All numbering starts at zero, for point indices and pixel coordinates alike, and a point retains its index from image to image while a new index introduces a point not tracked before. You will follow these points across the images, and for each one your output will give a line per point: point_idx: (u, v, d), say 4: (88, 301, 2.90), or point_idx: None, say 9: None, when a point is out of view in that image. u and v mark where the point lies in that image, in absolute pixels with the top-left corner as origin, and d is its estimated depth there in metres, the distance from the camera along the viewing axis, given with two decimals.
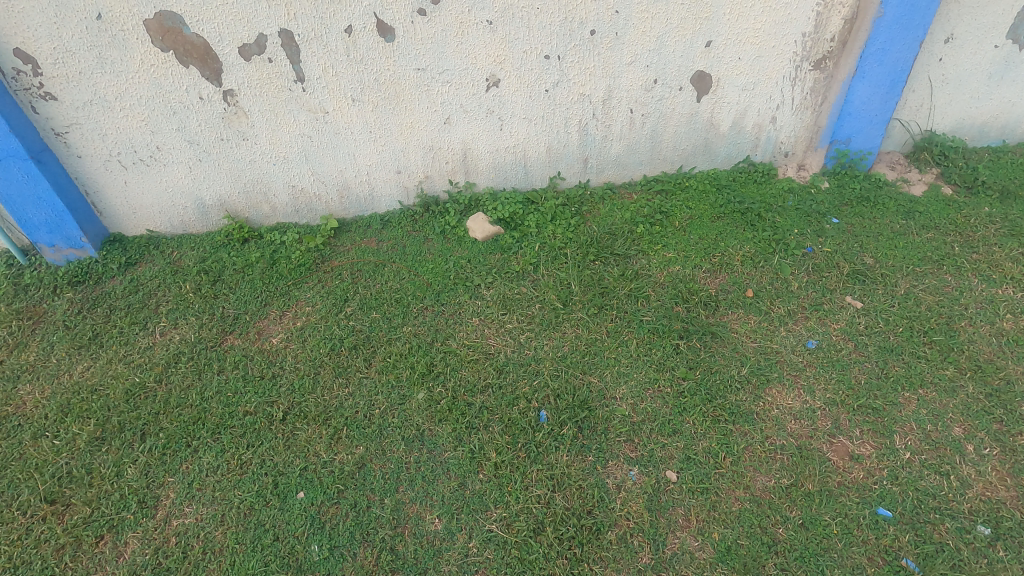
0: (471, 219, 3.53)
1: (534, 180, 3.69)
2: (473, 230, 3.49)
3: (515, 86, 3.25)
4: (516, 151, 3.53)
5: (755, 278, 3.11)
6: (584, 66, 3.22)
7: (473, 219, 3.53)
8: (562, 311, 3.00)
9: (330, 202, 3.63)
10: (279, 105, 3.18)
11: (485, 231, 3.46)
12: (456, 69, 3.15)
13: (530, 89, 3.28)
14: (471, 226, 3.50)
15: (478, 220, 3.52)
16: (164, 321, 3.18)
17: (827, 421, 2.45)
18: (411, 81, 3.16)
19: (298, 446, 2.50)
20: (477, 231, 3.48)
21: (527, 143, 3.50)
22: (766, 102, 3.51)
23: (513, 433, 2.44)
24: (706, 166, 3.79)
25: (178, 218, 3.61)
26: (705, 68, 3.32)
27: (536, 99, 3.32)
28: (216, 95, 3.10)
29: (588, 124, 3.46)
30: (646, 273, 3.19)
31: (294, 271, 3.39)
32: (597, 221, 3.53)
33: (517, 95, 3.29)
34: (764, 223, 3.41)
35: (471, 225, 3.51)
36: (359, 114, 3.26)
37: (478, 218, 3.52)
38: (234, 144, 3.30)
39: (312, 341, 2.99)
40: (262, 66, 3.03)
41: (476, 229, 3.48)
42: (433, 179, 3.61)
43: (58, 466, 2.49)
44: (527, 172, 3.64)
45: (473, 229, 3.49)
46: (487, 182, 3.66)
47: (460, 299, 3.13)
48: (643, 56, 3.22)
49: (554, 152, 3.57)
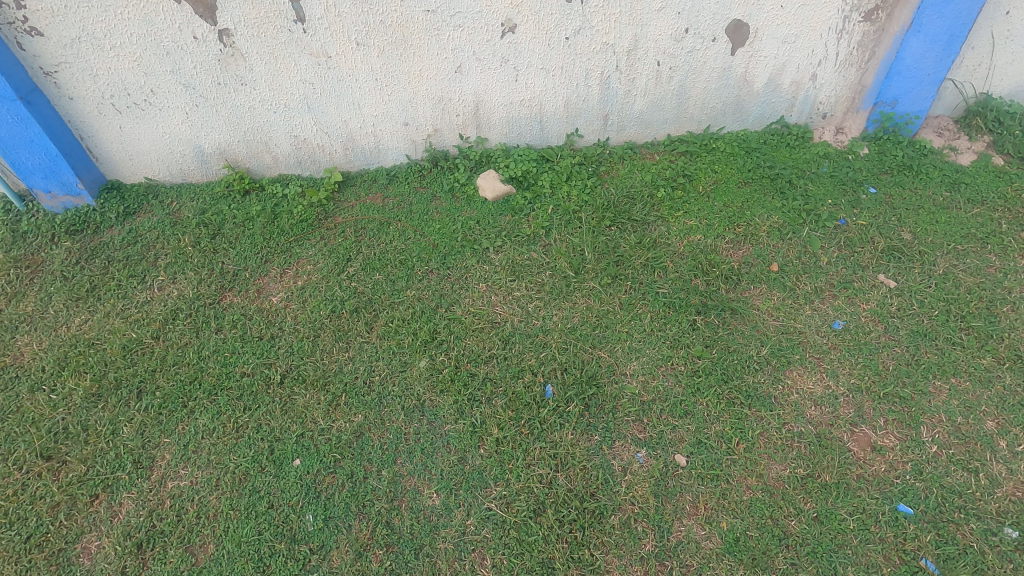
0: (482, 177, 3.34)
1: (551, 137, 3.46)
2: (483, 189, 3.31)
3: (533, 32, 2.98)
4: (532, 105, 3.29)
5: (782, 251, 2.92)
6: (609, 11, 2.93)
7: (484, 177, 3.34)
8: (574, 279, 2.86)
9: (334, 154, 3.45)
10: (279, 48, 2.95)
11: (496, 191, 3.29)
12: (470, 12, 2.88)
13: (550, 36, 3.00)
14: (482, 185, 3.32)
15: (489, 178, 3.32)
16: (163, 275, 3.08)
17: (850, 408, 2.32)
18: (420, 24, 2.91)
19: (296, 412, 2.43)
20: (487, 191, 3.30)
21: (543, 97, 3.25)
22: (808, 57, 3.20)
23: (516, 407, 2.34)
24: (736, 126, 3.52)
25: (176, 167, 3.45)
26: (743, 17, 3.01)
27: (555, 48, 3.05)
28: (211, 35, 2.88)
29: (611, 76, 3.19)
30: (664, 242, 3.01)
31: (296, 226, 3.26)
32: (615, 183, 3.32)
33: (534, 43, 3.03)
34: (795, 191, 3.17)
35: (481, 184, 3.32)
36: (364, 60, 3.03)
37: (489, 176, 3.33)
38: (232, 90, 3.10)
39: (312, 302, 2.89)
40: (259, 4, 2.79)
41: (487, 189, 3.30)
42: (442, 134, 3.40)
43: (55, 422, 2.46)
44: (543, 128, 3.40)
45: (483, 188, 3.31)
46: (500, 137, 3.44)
47: (467, 263, 2.98)
48: (675, 2, 2.92)
49: (573, 107, 3.32)
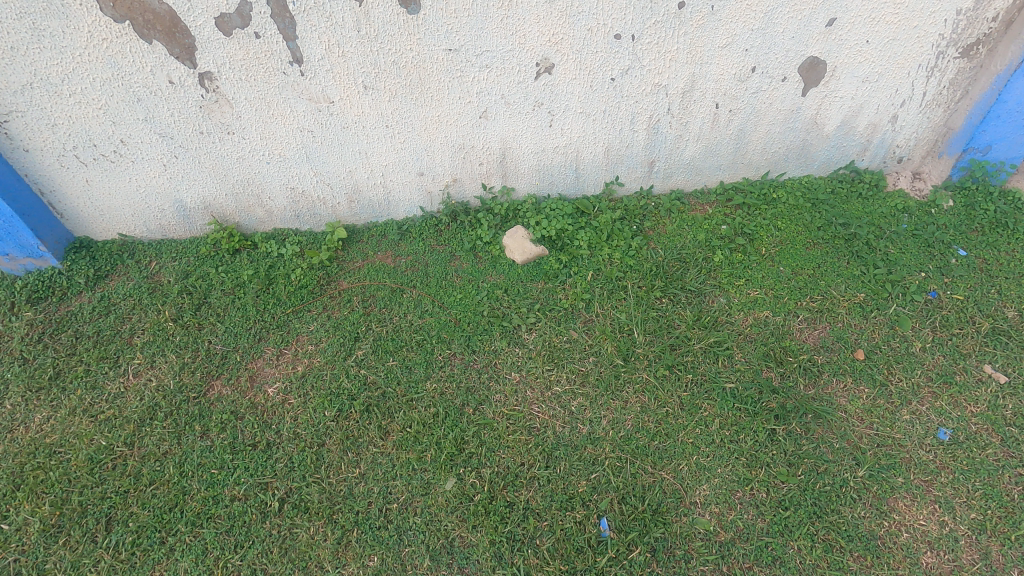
0: (508, 236, 2.90)
1: (586, 187, 3.01)
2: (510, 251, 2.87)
3: (573, 73, 2.52)
4: (567, 152, 2.83)
5: (866, 334, 2.49)
6: (665, 49, 2.47)
7: (512, 235, 2.90)
8: (623, 369, 2.43)
9: (337, 207, 2.99)
10: (271, 92, 2.49)
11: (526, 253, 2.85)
12: (499, 51, 2.42)
13: (592, 77, 2.54)
14: (509, 245, 2.88)
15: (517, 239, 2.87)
16: (139, 357, 2.64)
17: (974, 554, 1.91)
18: (441, 64, 2.44)
19: (298, 553, 2.01)
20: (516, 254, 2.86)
21: (581, 143, 2.80)
22: (890, 97, 2.74)
23: (567, 553, 1.95)
24: (798, 172, 3.07)
25: (154, 222, 2.99)
26: (820, 54, 2.55)
27: (598, 90, 2.59)
28: (190, 79, 2.42)
29: (661, 120, 2.73)
30: (726, 320, 2.58)
31: (295, 295, 2.82)
32: (663, 243, 2.87)
33: (574, 85, 2.56)
34: (876, 255, 2.73)
35: (508, 244, 2.88)
36: (373, 105, 2.57)
37: (517, 234, 2.89)
38: (217, 139, 2.64)
39: (315, 396, 2.46)
40: (247, 44, 2.33)
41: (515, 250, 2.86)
42: (462, 184, 2.94)
43: (6, 565, 2.03)
44: (578, 177, 2.95)
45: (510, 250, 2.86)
46: (528, 187, 2.98)
47: (496, 346, 2.55)
48: (742, 37, 2.46)
49: (614, 153, 2.86)
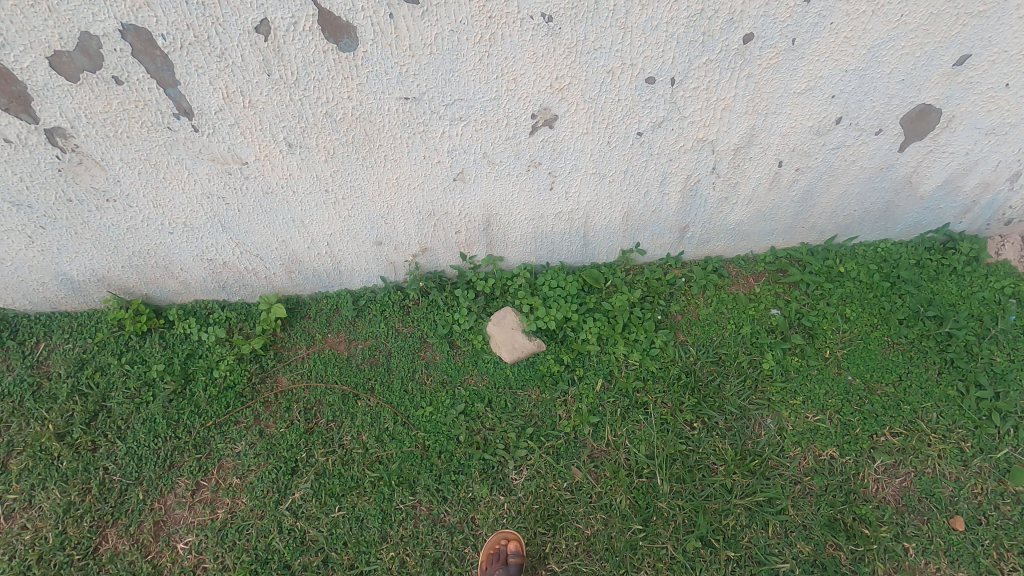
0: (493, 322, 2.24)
1: (596, 254, 2.31)
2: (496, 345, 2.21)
3: (585, 126, 1.78)
4: (573, 218, 2.12)
5: (966, 489, 1.87)
6: (717, 95, 1.72)
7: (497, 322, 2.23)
8: (640, 537, 1.85)
9: (272, 277, 2.31)
10: (157, 153, 1.76)
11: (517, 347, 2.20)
12: (478, 99, 1.67)
13: (611, 132, 1.80)
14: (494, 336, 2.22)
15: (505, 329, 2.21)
16: (13, 491, 2.03)
17: None
18: (395, 116, 1.70)
19: None
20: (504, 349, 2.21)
21: (591, 208, 2.08)
22: (1017, 152, 2.00)
23: None
24: (872, 235, 2.36)
25: (37, 294, 2.31)
26: (935, 101, 1.80)
27: (618, 147, 1.86)
28: (34, 137, 1.68)
29: (702, 181, 2.01)
30: (778, 459, 1.96)
31: (219, 399, 2.20)
32: (695, 336, 2.21)
33: (585, 141, 1.83)
34: (980, 365, 2.05)
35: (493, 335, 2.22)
36: (304, 166, 1.84)
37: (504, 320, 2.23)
38: (93, 207, 1.92)
39: (238, 563, 1.88)
40: (106, 92, 1.58)
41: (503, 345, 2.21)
42: (433, 253, 2.24)
43: None
44: (587, 244, 2.25)
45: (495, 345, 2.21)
46: (521, 255, 2.29)
47: (474, 493, 1.95)
48: (829, 81, 1.70)
49: (635, 219, 2.15)
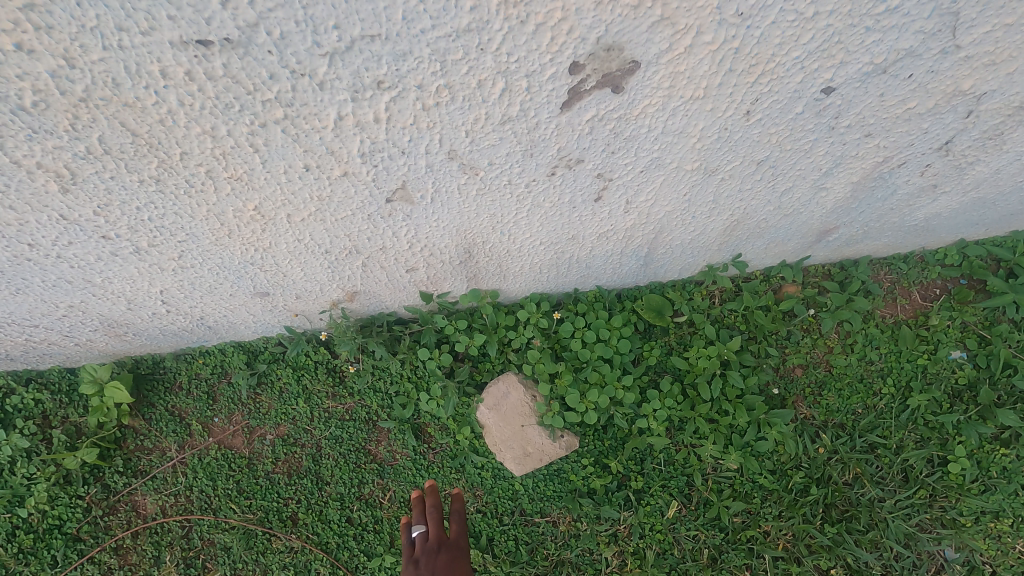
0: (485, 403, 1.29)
1: (661, 272, 1.32)
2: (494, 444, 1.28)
3: (702, 82, 0.71)
4: (633, 235, 1.09)
5: None
6: None
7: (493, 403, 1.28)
8: None
9: (92, 344, 1.30)
10: None
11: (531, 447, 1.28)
12: (419, 36, 0.60)
13: (761, 90, 0.74)
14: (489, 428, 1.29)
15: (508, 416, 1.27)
16: None
17: None
18: (197, 86, 0.62)
19: None
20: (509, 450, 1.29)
21: (671, 220, 1.05)
22: None
23: None
24: None
25: None
26: None
27: (766, 120, 0.80)
28: None
29: (907, 165, 0.97)
30: None
31: (45, 551, 1.34)
32: (826, 410, 1.33)
33: (693, 112, 0.77)
34: None
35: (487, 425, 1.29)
36: (20, 203, 0.77)
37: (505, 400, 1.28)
38: None
39: None
40: None
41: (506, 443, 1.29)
42: (371, 297, 1.23)
43: None
44: (649, 263, 1.25)
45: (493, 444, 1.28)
46: (529, 284, 1.28)
47: None
48: None
49: (747, 227, 1.13)
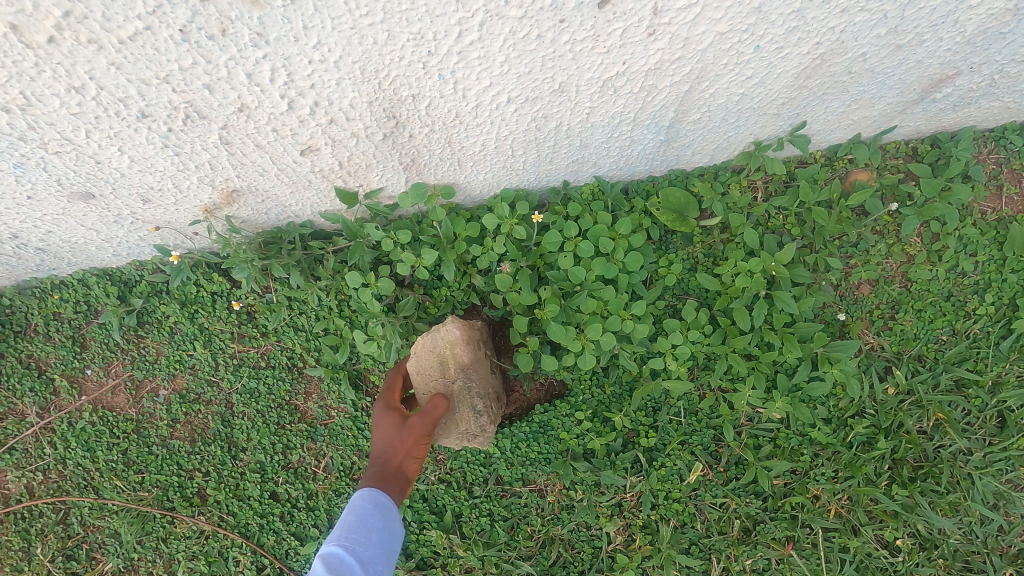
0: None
1: (686, 155, 0.92)
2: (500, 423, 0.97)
3: None
4: (654, 86, 0.69)
5: None
6: None
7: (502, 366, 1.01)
8: None
9: None
10: None
11: (521, 387, 0.99)
12: None
13: None
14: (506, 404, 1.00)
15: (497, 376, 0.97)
16: None
17: None
18: None
19: None
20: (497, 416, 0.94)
21: (721, 55, 0.65)
22: None
23: None
24: None
25: None
26: None
27: None
28: None
29: None
30: None
31: None
32: (901, 339, 0.98)
33: None
34: None
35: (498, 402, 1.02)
36: None
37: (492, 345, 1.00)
38: None
39: None
40: None
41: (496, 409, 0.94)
42: (261, 198, 0.83)
43: None
44: (672, 140, 0.85)
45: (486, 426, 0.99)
46: (499, 177, 0.89)
47: None
48: None
49: (830, 72, 0.73)
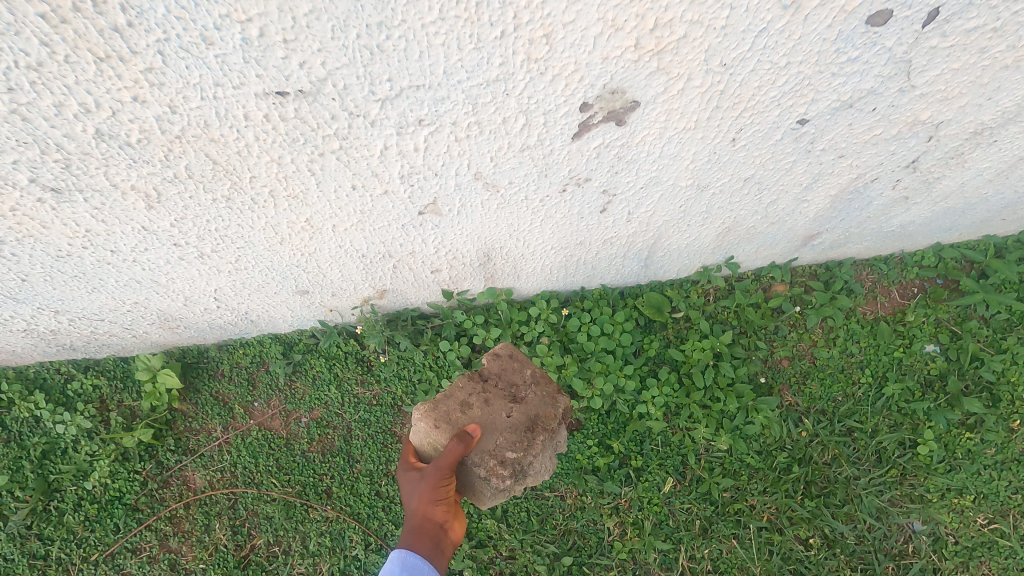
0: (541, 396, 1.10)
1: (661, 272, 1.45)
2: (511, 476, 1.00)
3: (697, 115, 0.81)
4: (634, 240, 1.23)
5: None
6: (1008, 39, 0.74)
7: (513, 406, 1.06)
8: None
9: (147, 336, 1.45)
10: None
11: None
12: (455, 84, 0.70)
13: (746, 124, 0.84)
14: (535, 447, 1.04)
15: (494, 424, 1.02)
16: None
17: None
18: (270, 125, 0.73)
19: None
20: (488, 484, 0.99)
21: (669, 227, 1.18)
22: None
23: None
24: None
25: None
26: None
27: (750, 146, 0.91)
28: None
29: (880, 179, 1.08)
30: None
31: (105, 522, 1.49)
32: (810, 397, 1.45)
33: (687, 141, 0.87)
34: None
35: (540, 438, 1.05)
36: (109, 216, 0.90)
37: (500, 381, 1.09)
38: None
39: None
40: None
41: (489, 473, 0.99)
42: (398, 295, 1.37)
43: None
44: (649, 264, 1.38)
45: (536, 475, 1.07)
46: (541, 283, 1.42)
47: None
48: None
49: (737, 233, 1.25)
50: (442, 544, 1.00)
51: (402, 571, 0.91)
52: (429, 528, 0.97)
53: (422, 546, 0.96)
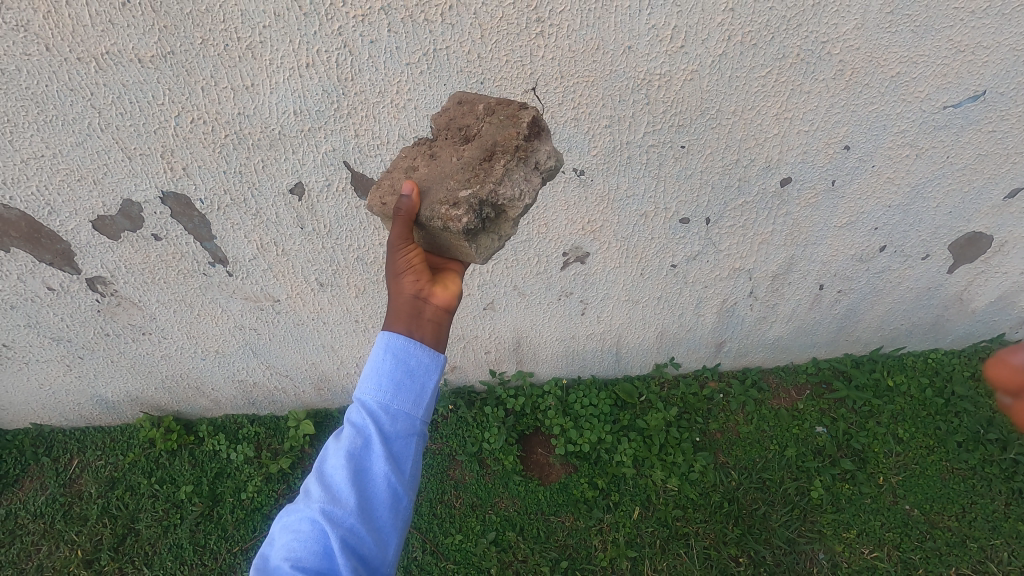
0: (492, 127, 1.20)
1: (629, 366, 2.26)
2: (468, 211, 1.10)
3: (619, 260, 1.73)
4: (605, 338, 2.08)
5: None
6: (753, 231, 1.67)
7: (464, 148, 1.19)
8: None
9: (302, 395, 2.30)
10: (193, 294, 1.79)
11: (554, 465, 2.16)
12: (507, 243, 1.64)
13: (644, 266, 1.76)
14: (490, 174, 1.13)
15: (446, 172, 1.17)
16: None
17: None
18: None
19: None
20: (449, 228, 1.10)
21: (623, 329, 2.04)
22: None
23: None
24: (921, 345, 2.26)
25: (74, 412, 2.33)
26: (986, 230, 1.74)
27: (652, 277, 1.81)
28: (76, 286, 1.74)
29: (738, 303, 1.94)
30: None
31: (246, 523, 2.17)
32: (736, 457, 2.11)
33: (618, 273, 1.79)
34: None
35: (497, 164, 1.14)
36: (334, 301, 1.84)
37: (450, 130, 1.24)
38: (129, 339, 1.96)
39: None
40: (147, 247, 1.62)
41: (444, 214, 1.10)
42: (462, 371, 2.22)
43: None
44: (620, 359, 2.20)
45: (511, 196, 1.14)
46: (552, 369, 2.26)
47: None
48: (871, 215, 1.65)
49: (668, 337, 2.09)
50: (427, 305, 1.03)
51: (385, 352, 0.96)
52: (405, 301, 1.02)
53: (402, 321, 1.00)
